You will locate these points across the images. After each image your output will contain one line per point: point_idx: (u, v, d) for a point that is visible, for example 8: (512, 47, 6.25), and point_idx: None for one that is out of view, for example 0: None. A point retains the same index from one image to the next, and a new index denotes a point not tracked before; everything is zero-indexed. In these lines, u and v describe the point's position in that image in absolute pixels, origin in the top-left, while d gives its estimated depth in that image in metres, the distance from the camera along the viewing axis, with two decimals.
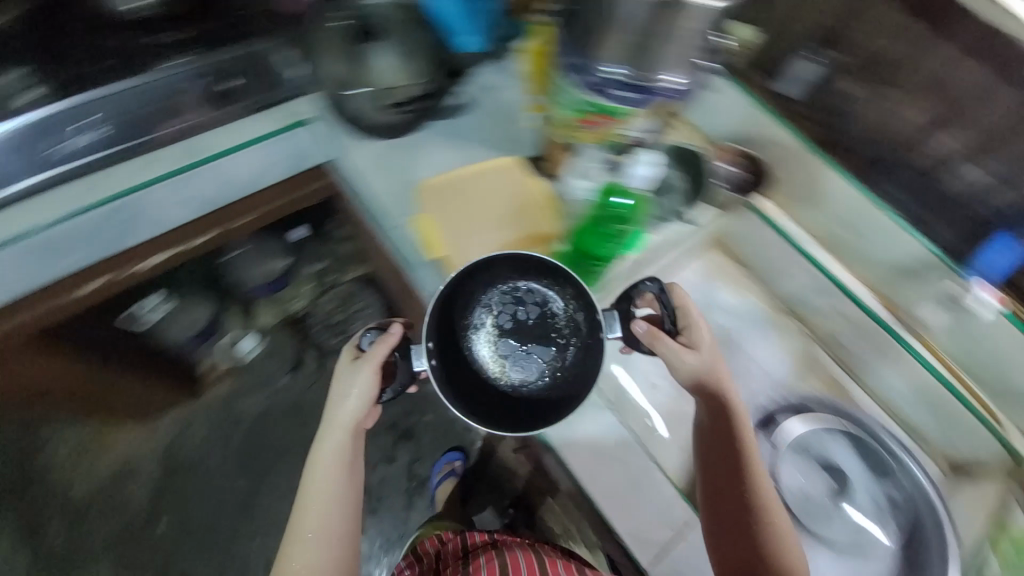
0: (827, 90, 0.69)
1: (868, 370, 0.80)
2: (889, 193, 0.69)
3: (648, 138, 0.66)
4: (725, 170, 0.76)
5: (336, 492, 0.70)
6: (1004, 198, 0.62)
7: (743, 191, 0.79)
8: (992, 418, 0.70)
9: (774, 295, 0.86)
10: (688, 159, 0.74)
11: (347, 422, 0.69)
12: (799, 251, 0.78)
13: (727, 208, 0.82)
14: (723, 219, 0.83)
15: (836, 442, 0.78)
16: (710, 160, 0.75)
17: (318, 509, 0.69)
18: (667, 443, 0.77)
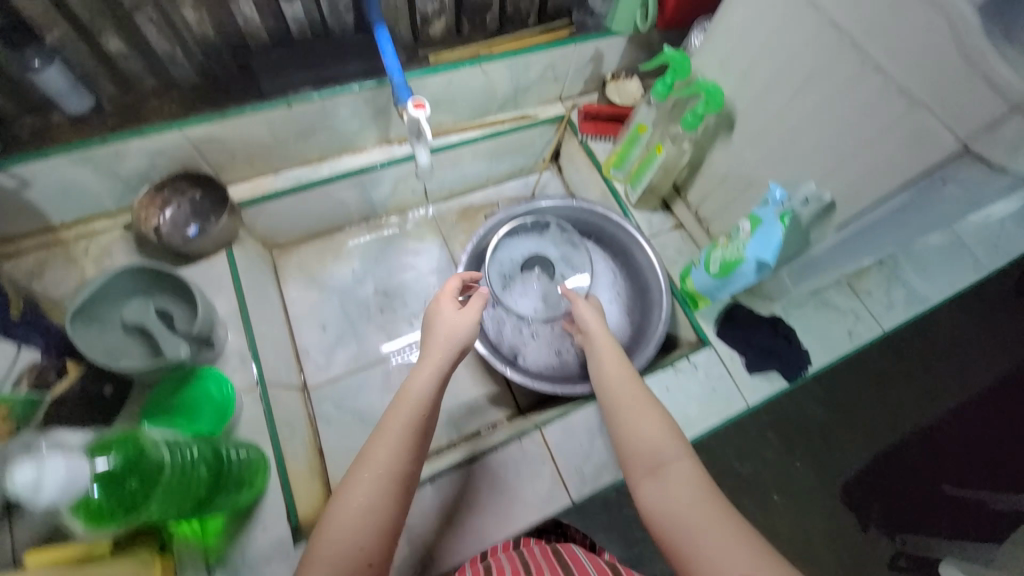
0: (196, 146, 0.79)
1: (444, 183, 1.08)
2: (343, 70, 0.82)
3: (35, 354, 0.61)
4: (175, 217, 0.84)
5: (399, 453, 0.52)
6: (302, 10, 0.76)
7: (212, 215, 0.86)
8: (528, 119, 1.05)
9: (362, 217, 1.04)
10: (127, 286, 0.66)
11: (432, 375, 0.59)
12: (330, 180, 0.93)
13: (230, 241, 0.85)
14: (239, 244, 0.88)
15: (524, 215, 1.02)
16: (113, 276, 0.65)
17: (396, 483, 0.50)
18: (475, 402, 0.93)
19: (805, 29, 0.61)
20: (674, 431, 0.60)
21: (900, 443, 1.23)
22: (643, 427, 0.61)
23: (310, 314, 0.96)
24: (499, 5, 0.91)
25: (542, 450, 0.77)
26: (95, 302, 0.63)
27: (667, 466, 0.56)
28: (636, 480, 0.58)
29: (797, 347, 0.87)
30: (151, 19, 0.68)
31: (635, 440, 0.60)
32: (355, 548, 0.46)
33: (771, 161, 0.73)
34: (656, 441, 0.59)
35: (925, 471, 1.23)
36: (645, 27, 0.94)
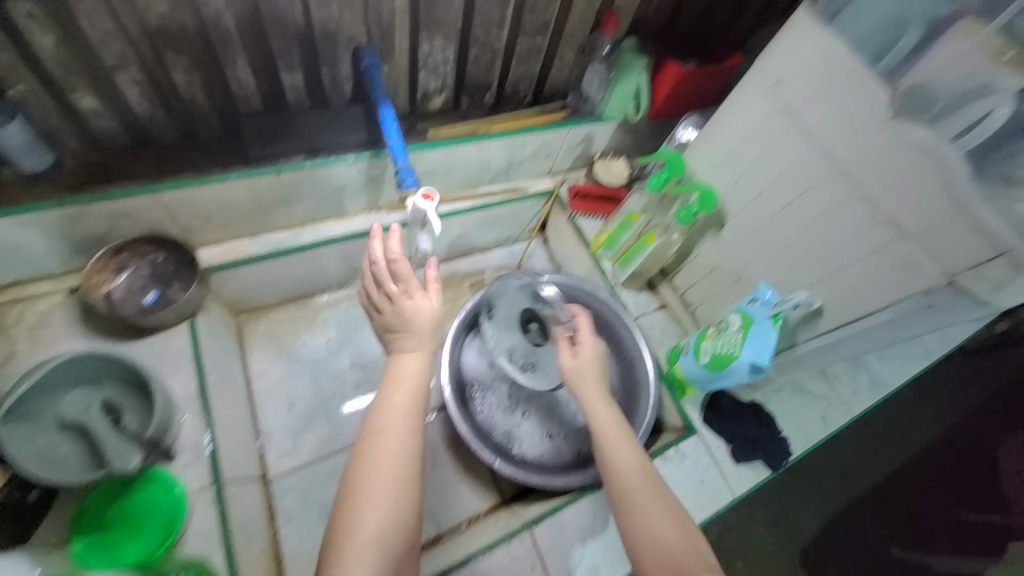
0: (166, 210, 0.72)
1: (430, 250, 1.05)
2: (338, 140, 0.79)
3: None
4: (130, 284, 0.76)
5: (394, 454, 0.51)
6: (301, 80, 0.73)
7: (174, 282, 0.78)
8: (520, 192, 1.05)
9: (341, 283, 0.99)
10: (74, 376, 0.59)
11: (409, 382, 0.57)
12: (311, 246, 0.87)
13: (195, 311, 0.77)
14: (204, 314, 0.79)
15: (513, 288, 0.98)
16: (57, 366, 0.57)
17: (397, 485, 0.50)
18: (456, 491, 0.87)
19: (799, 151, 0.65)
20: (676, 514, 0.57)
21: (849, 504, 1.26)
22: (652, 522, 0.56)
23: (277, 390, 0.88)
24: (499, 86, 0.92)
25: (532, 554, 0.72)
26: (37, 395, 0.57)
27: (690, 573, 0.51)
28: (641, 563, 0.54)
29: (780, 436, 0.88)
30: (134, 80, 0.62)
31: (646, 535, 0.55)
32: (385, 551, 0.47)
33: (762, 263, 0.76)
34: (668, 536, 0.54)
35: (879, 530, 1.25)
36: (637, 118, 0.97)
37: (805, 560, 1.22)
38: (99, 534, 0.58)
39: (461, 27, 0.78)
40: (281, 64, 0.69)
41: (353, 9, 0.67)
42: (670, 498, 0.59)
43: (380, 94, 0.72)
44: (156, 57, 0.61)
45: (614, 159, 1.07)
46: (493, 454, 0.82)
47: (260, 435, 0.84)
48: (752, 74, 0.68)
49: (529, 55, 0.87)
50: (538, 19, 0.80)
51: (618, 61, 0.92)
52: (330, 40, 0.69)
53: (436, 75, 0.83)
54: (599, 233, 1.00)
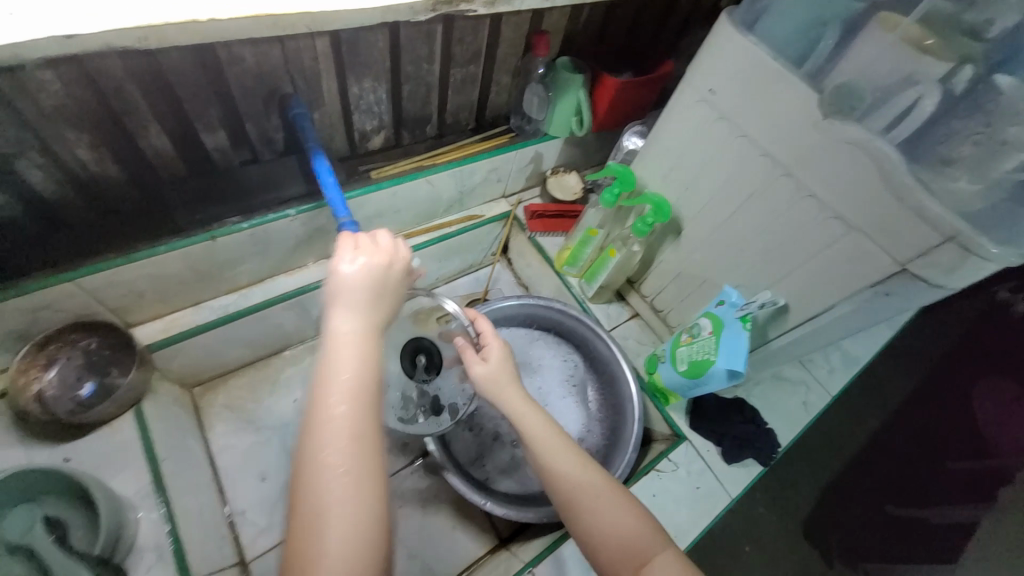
0: (94, 294, 0.67)
1: None
2: (276, 195, 0.75)
3: None
4: (63, 378, 0.70)
5: (357, 425, 0.41)
6: (227, 139, 0.69)
7: (114, 368, 0.72)
8: (476, 219, 1.03)
9: (302, 337, 0.94)
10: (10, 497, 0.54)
11: (366, 341, 0.45)
12: (262, 307, 0.82)
13: (140, 396, 0.71)
14: (152, 397, 0.74)
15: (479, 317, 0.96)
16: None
17: (364, 469, 0.40)
18: (450, 539, 0.84)
19: (740, 155, 0.66)
20: (631, 502, 0.54)
21: (844, 470, 1.23)
22: (610, 514, 0.52)
23: (244, 465, 0.83)
24: (440, 117, 0.90)
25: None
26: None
27: (653, 560, 0.49)
28: (600, 561, 0.51)
29: (766, 429, 0.88)
30: (35, 164, 0.57)
31: (602, 530, 0.52)
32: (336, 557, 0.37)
33: (722, 264, 0.76)
34: (628, 527, 0.51)
35: (874, 489, 1.22)
36: (581, 132, 0.97)
37: (809, 537, 1.14)
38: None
39: (390, 66, 0.75)
40: (201, 126, 0.65)
41: (273, 61, 0.64)
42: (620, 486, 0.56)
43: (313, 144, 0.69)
44: (57, 137, 0.56)
45: (567, 173, 1.06)
46: (483, 496, 0.78)
47: (231, 518, 0.78)
48: (685, 84, 0.69)
49: (465, 84, 0.86)
50: (468, 49, 0.79)
51: (555, 78, 0.90)
52: (251, 94, 0.66)
53: (372, 115, 0.80)
54: (562, 250, 0.99)
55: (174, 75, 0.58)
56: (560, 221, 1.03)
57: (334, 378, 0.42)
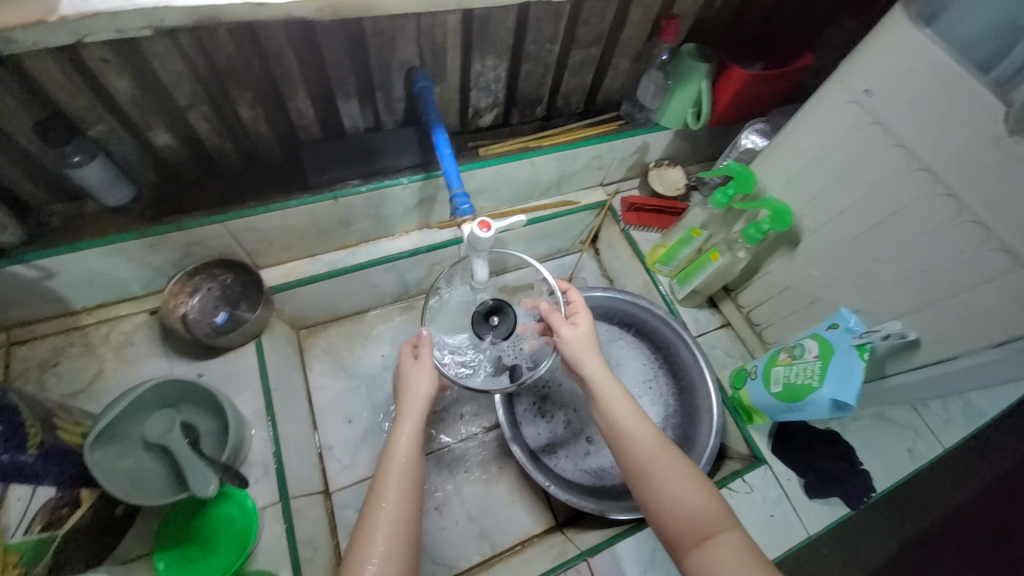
0: (235, 236, 0.76)
1: None
2: (392, 162, 0.80)
3: (49, 487, 0.52)
4: (202, 305, 0.80)
5: (399, 489, 0.55)
6: (357, 107, 0.74)
7: (241, 303, 0.82)
8: (571, 204, 1.02)
9: (393, 299, 1.01)
10: (151, 399, 0.63)
11: (414, 425, 0.61)
12: (366, 266, 0.89)
13: (261, 331, 0.80)
14: (269, 332, 0.83)
15: None
16: (138, 387, 0.61)
17: (405, 528, 0.53)
18: (508, 512, 0.87)
19: (891, 167, 0.59)
20: (699, 479, 0.56)
21: (936, 529, 1.10)
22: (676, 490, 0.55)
23: (334, 406, 0.91)
24: (551, 99, 0.90)
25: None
26: (126, 417, 0.61)
27: (715, 536, 0.52)
28: (663, 526, 0.55)
29: (862, 469, 0.80)
30: (204, 116, 0.65)
31: (665, 503, 0.55)
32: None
33: (842, 285, 0.70)
34: (691, 504, 0.54)
35: (968, 556, 1.08)
36: (696, 125, 0.90)
37: None
38: (183, 547, 0.61)
39: (513, 44, 0.76)
40: (338, 93, 0.71)
41: (411, 34, 0.67)
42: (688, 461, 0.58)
43: (434, 116, 0.72)
44: (226, 95, 0.64)
45: (670, 168, 1.00)
46: (546, 478, 0.80)
47: (320, 449, 0.87)
48: (832, 82, 0.62)
49: (582, 67, 0.84)
50: (593, 30, 0.77)
51: (677, 67, 0.86)
52: (386, 67, 0.70)
53: (488, 92, 0.82)
54: (656, 247, 0.96)
55: (322, 43, 0.63)
56: (658, 217, 0.99)
57: (394, 459, 0.57)
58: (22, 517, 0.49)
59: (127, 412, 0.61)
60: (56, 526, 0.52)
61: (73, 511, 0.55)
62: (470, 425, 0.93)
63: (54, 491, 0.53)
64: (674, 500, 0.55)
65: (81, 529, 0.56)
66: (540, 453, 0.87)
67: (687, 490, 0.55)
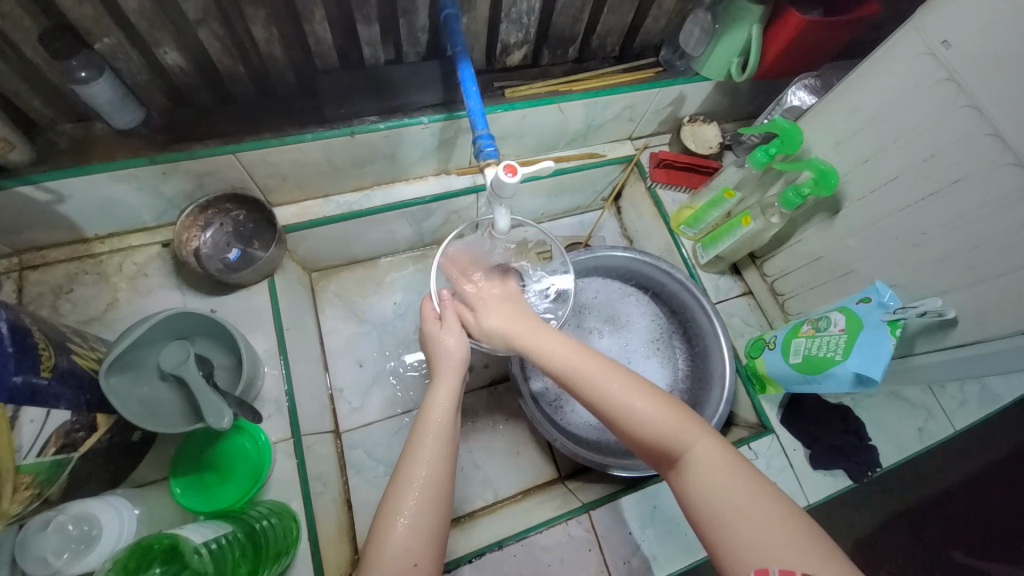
0: (247, 169, 0.73)
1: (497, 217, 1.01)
2: (413, 99, 0.75)
3: (65, 413, 0.52)
4: (215, 240, 0.79)
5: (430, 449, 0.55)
6: (378, 34, 0.68)
7: (254, 240, 0.80)
8: (596, 157, 0.97)
9: (407, 247, 0.99)
10: (165, 330, 0.62)
11: (451, 391, 0.60)
12: (381, 210, 0.86)
13: (274, 269, 0.79)
14: (281, 272, 0.82)
15: (580, 261, 0.92)
16: (150, 318, 0.60)
17: (434, 491, 0.53)
18: (513, 461, 0.89)
19: (960, 130, 0.54)
20: (669, 400, 0.54)
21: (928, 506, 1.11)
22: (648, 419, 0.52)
23: (345, 349, 0.91)
24: (586, 38, 0.83)
25: (590, 536, 0.71)
26: (141, 347, 0.61)
27: (688, 454, 0.51)
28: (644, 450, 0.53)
29: (870, 445, 0.80)
30: (215, 35, 0.61)
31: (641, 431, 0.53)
32: (406, 559, 0.49)
33: (883, 258, 0.66)
34: (660, 425, 0.52)
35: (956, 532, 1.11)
36: (740, 77, 0.84)
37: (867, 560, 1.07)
38: (198, 474, 0.63)
39: None
40: (358, 17, 0.65)
41: None
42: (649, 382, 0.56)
43: (460, 47, 0.66)
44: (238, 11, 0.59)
45: (705, 125, 0.94)
46: (553, 432, 0.80)
47: (331, 391, 0.88)
48: (907, 30, 0.56)
49: (623, 3, 0.77)
50: None
51: (728, 8, 0.79)
52: None
53: (519, 26, 0.75)
54: (682, 209, 0.92)
55: None
56: (687, 176, 0.94)
57: (426, 419, 0.57)
58: (37, 438, 0.49)
59: (142, 342, 0.61)
60: (72, 449, 0.53)
61: (89, 434, 0.56)
62: (479, 377, 0.93)
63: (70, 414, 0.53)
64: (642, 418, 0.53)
65: (98, 451, 0.57)
66: (547, 408, 0.87)
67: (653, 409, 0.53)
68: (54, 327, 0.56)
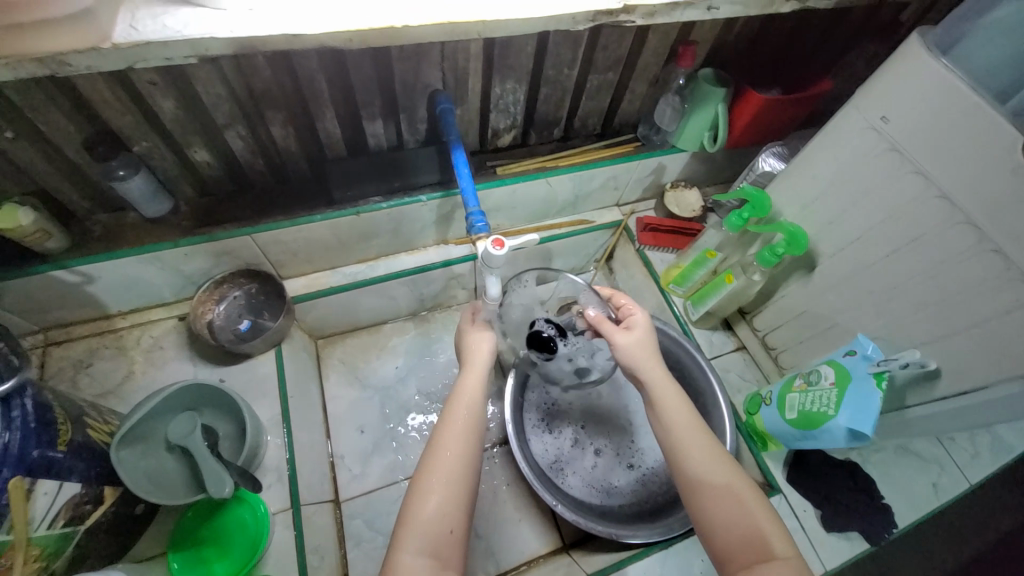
0: (261, 248, 0.79)
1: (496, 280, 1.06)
2: (414, 180, 0.83)
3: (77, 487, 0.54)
4: (228, 313, 0.84)
5: (463, 434, 0.56)
6: (381, 127, 0.77)
7: (264, 311, 0.86)
8: (586, 223, 1.03)
9: (408, 312, 1.03)
10: (176, 400, 0.66)
11: (479, 372, 0.63)
12: (384, 279, 0.91)
13: (282, 339, 0.83)
14: (288, 341, 0.86)
15: None
16: (166, 387, 0.64)
17: (464, 459, 0.55)
18: (516, 529, 0.87)
19: (908, 194, 0.59)
20: (759, 502, 0.54)
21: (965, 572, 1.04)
22: (732, 511, 0.53)
23: (347, 415, 0.93)
24: (569, 121, 0.92)
25: None
26: (153, 419, 0.64)
27: (769, 562, 0.49)
28: (715, 538, 0.53)
29: (882, 503, 0.78)
30: (240, 135, 0.70)
31: (720, 524, 0.53)
32: (441, 528, 0.51)
33: (862, 311, 0.69)
34: (747, 525, 0.52)
35: None
36: (713, 148, 0.91)
37: None
38: (195, 549, 0.63)
39: (532, 68, 0.79)
40: (364, 114, 0.74)
41: (435, 60, 0.70)
42: (749, 484, 0.55)
43: (452, 136, 0.74)
44: (260, 116, 0.68)
45: (687, 190, 1.01)
46: (554, 497, 0.78)
47: (332, 458, 0.88)
48: (849, 108, 0.63)
49: (600, 91, 0.86)
50: (610, 56, 0.79)
51: (694, 91, 0.87)
52: (410, 90, 0.74)
53: (507, 114, 0.85)
54: (670, 268, 0.96)
55: (351, 67, 0.66)
56: (672, 238, 1.00)
57: (459, 402, 0.59)
58: (49, 509, 0.50)
59: (155, 413, 0.64)
60: (79, 521, 0.55)
61: (96, 506, 0.57)
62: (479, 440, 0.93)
63: (79, 486, 0.55)
64: (730, 517, 0.53)
65: (101, 526, 0.58)
66: (549, 472, 0.87)
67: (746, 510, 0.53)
68: (75, 401, 0.60)
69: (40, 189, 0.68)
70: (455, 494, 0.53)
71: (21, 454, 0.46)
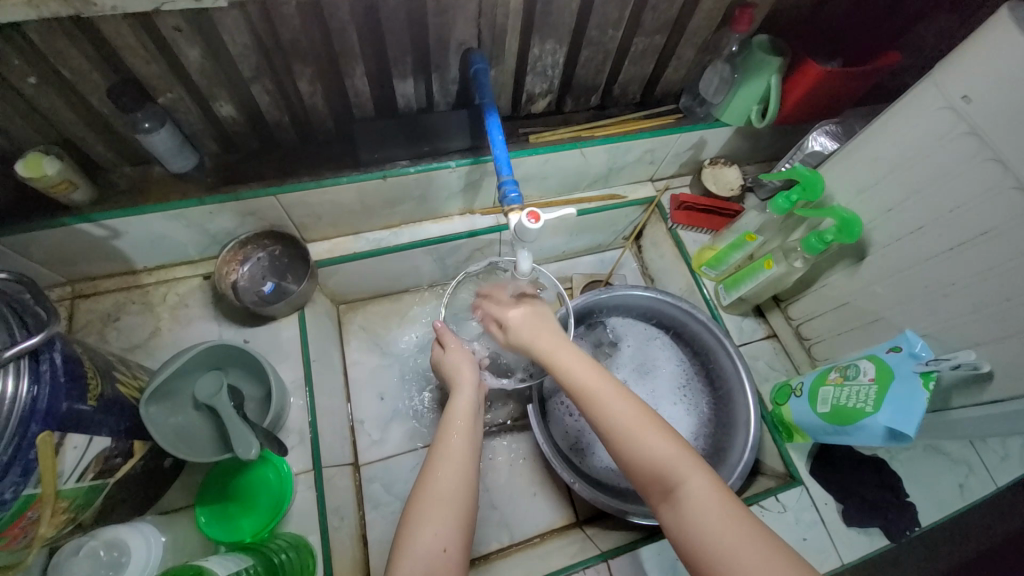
0: (286, 209, 0.77)
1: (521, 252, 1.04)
2: (443, 145, 0.79)
3: (105, 443, 0.54)
4: (252, 274, 0.83)
5: (458, 462, 0.60)
6: (411, 87, 0.73)
7: (288, 274, 0.85)
8: (618, 198, 0.99)
9: (430, 282, 1.02)
10: (203, 361, 0.66)
11: (468, 400, 0.67)
12: (408, 247, 0.89)
13: (305, 303, 0.83)
14: (311, 305, 0.85)
15: (601, 301, 0.92)
16: (193, 347, 0.64)
17: (461, 486, 0.58)
18: (530, 502, 0.87)
19: (982, 183, 0.54)
20: (665, 432, 0.56)
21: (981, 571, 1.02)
22: (644, 447, 0.55)
23: (367, 381, 0.93)
24: (607, 88, 0.87)
25: None
26: (180, 377, 0.64)
27: (682, 490, 0.52)
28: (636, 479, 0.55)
29: (907, 501, 0.76)
30: (265, 90, 0.66)
31: (634, 463, 0.55)
32: (436, 547, 0.53)
33: (912, 306, 0.65)
34: (658, 456, 0.54)
35: None
36: (761, 123, 0.86)
37: None
38: (221, 504, 0.64)
39: (574, 27, 0.73)
40: (394, 71, 0.70)
41: (471, 15, 0.65)
42: (650, 413, 0.58)
43: (487, 99, 0.70)
44: (286, 69, 0.64)
45: (727, 167, 0.95)
46: (572, 475, 0.78)
47: (353, 422, 0.89)
48: (926, 84, 0.57)
49: (644, 55, 0.80)
50: (660, 17, 0.73)
51: (747, 59, 0.81)
52: (443, 47, 0.69)
53: (543, 78, 0.80)
54: (704, 250, 0.93)
55: (382, 19, 0.62)
56: (708, 217, 0.95)
57: (449, 431, 0.63)
58: (77, 464, 0.51)
59: (182, 372, 0.64)
60: (108, 475, 0.56)
61: (126, 461, 0.58)
62: (497, 412, 0.93)
63: (109, 441, 0.55)
64: (639, 449, 0.55)
65: (132, 477, 0.60)
66: (567, 449, 0.87)
67: (650, 441, 0.55)
68: (104, 355, 0.60)
69: (65, 139, 0.66)
70: (453, 521, 0.56)
71: (51, 408, 0.46)
